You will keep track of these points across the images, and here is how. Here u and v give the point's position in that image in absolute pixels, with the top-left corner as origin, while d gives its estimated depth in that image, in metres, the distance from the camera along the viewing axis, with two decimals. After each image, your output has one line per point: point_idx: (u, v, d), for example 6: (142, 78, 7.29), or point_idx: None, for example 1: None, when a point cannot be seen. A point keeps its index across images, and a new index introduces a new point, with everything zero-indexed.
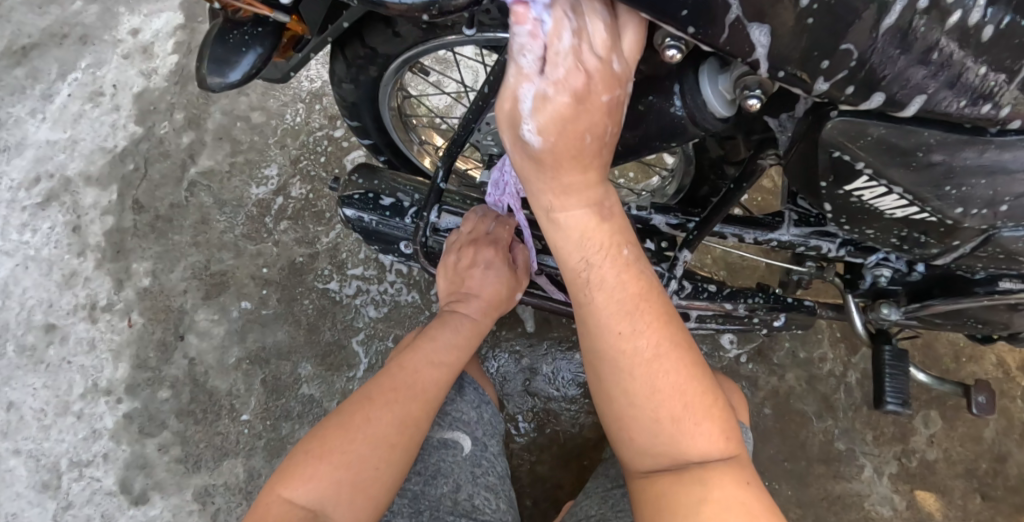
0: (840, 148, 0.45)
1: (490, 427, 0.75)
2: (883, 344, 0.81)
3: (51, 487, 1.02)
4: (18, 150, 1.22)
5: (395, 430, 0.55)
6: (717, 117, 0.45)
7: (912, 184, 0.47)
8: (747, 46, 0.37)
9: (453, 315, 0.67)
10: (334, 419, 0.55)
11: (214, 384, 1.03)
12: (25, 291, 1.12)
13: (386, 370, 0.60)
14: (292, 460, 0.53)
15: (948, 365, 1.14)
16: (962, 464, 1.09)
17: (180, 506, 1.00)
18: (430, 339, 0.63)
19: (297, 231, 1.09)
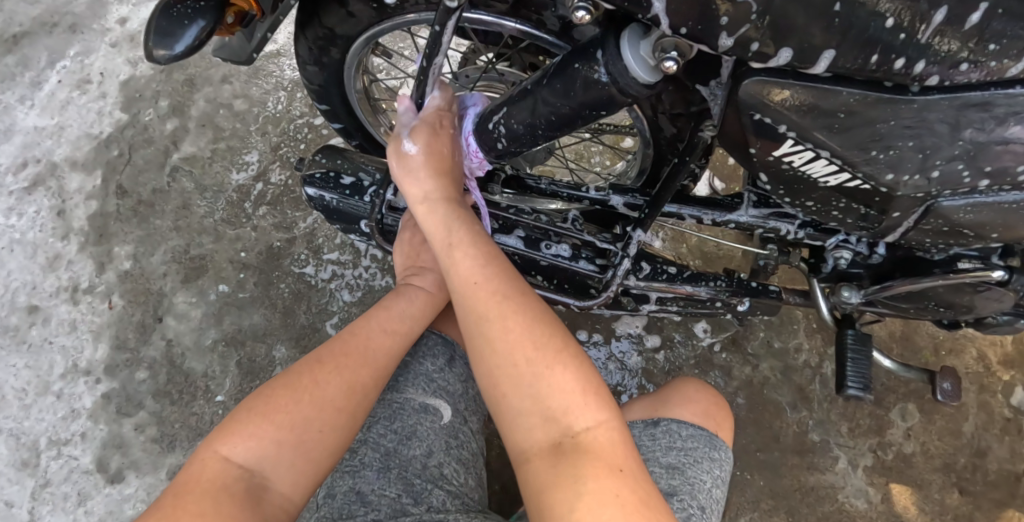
0: (762, 110, 0.45)
1: (472, 403, 0.76)
2: (847, 329, 0.82)
3: (30, 465, 1.05)
4: (7, 136, 1.25)
5: (341, 394, 0.56)
6: (643, 84, 0.45)
7: (840, 146, 0.47)
8: (645, 0, 0.40)
9: (409, 286, 0.67)
10: (280, 382, 0.55)
11: (190, 365, 1.05)
12: (10, 273, 1.14)
13: (338, 337, 0.60)
14: (235, 418, 0.53)
15: (928, 357, 1.14)
16: (939, 458, 1.09)
17: (154, 485, 1.02)
18: (384, 309, 0.64)
19: (275, 216, 1.11)
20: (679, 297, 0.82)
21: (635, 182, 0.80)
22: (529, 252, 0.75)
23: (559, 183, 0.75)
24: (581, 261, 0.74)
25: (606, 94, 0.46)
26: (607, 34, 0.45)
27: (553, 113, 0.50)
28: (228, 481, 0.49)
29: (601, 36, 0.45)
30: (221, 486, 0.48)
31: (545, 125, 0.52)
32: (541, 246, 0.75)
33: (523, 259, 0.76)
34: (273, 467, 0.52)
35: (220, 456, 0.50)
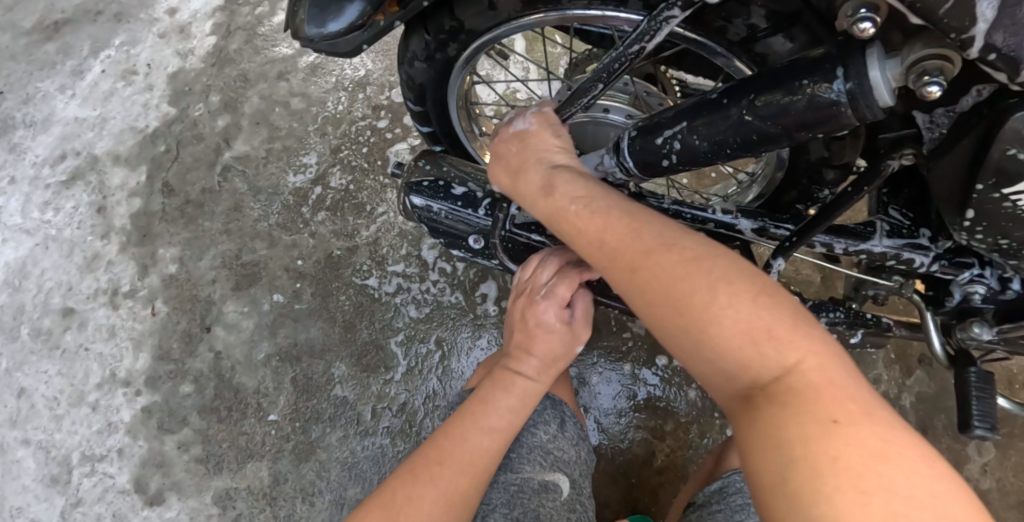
0: (1019, 146, 0.40)
1: (585, 468, 0.69)
2: (967, 368, 0.75)
3: (61, 482, 0.97)
4: (45, 127, 1.18)
5: (438, 510, 0.53)
6: (880, 108, 0.39)
7: None
8: (969, 20, 0.33)
9: (505, 374, 0.61)
10: (379, 497, 0.53)
11: (240, 380, 0.97)
12: (45, 273, 1.07)
13: (433, 440, 0.57)
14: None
15: (1003, 390, 1.08)
16: (1015, 495, 1.03)
17: (198, 510, 0.94)
18: (481, 405, 0.59)
19: (335, 223, 1.04)
20: None
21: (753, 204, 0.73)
22: None
23: (682, 203, 0.69)
24: None
25: (835, 117, 0.40)
26: (850, 51, 0.39)
27: (756, 132, 0.44)
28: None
29: (839, 52, 0.40)
30: None
31: (740, 144, 0.46)
32: None
33: None
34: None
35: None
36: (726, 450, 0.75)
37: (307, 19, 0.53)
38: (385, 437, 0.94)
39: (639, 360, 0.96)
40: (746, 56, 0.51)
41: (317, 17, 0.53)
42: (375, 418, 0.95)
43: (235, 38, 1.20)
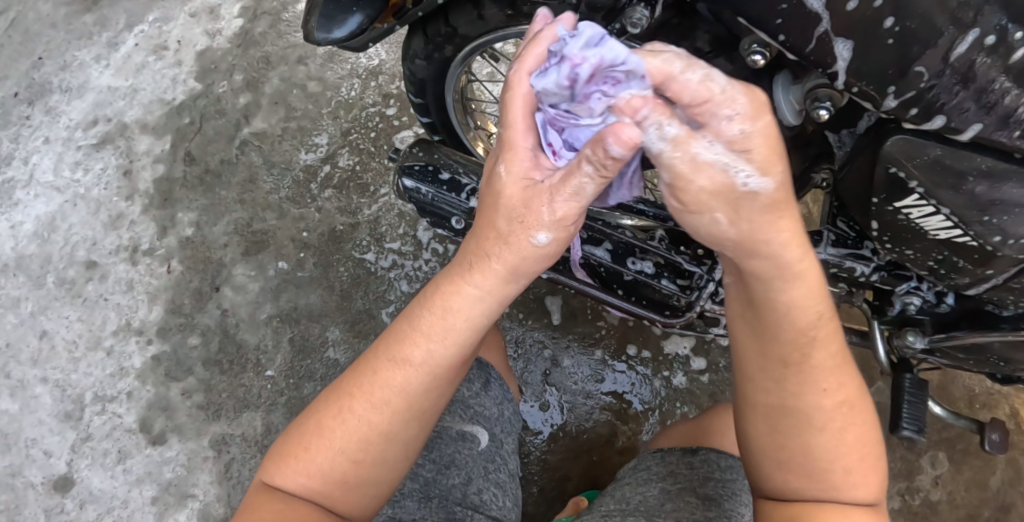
0: (898, 166, 0.48)
1: (507, 426, 0.78)
2: (904, 374, 0.82)
3: (73, 417, 1.07)
4: (80, 92, 1.28)
5: (394, 424, 0.52)
6: (786, 125, 0.54)
7: (961, 206, 0.49)
8: (830, 57, 0.44)
9: (460, 278, 0.50)
10: (335, 397, 0.53)
11: (243, 337, 1.06)
12: (73, 227, 1.16)
13: (385, 347, 0.52)
14: (297, 437, 0.53)
15: (962, 408, 1.14)
16: (965, 509, 1.10)
17: (196, 451, 1.03)
18: (441, 317, 0.50)
19: (340, 201, 1.12)
20: None
21: None
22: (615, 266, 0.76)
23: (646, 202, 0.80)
24: (664, 280, 0.75)
25: None
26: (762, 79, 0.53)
27: None
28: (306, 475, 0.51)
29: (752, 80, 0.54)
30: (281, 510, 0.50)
31: None
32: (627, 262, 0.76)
33: (607, 271, 0.77)
34: (328, 502, 0.52)
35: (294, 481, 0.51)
36: (661, 432, 0.79)
37: (313, 26, 0.60)
38: None
39: (609, 347, 1.03)
40: None
41: (322, 25, 0.60)
42: None
43: (260, 21, 1.29)
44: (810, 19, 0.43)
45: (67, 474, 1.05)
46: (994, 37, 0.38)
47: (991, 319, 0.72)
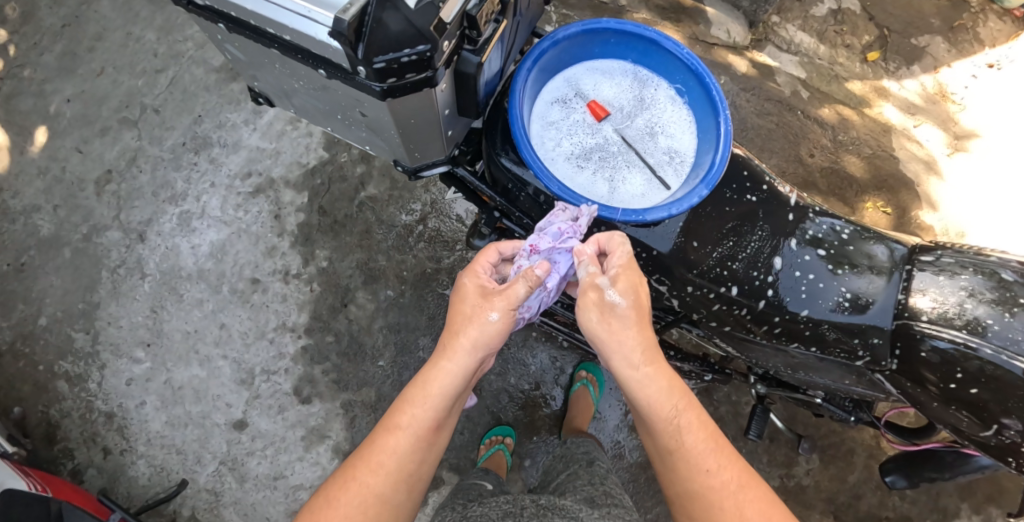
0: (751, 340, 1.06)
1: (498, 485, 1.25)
2: (759, 404, 1.41)
3: (247, 382, 1.63)
4: (236, 148, 1.78)
5: (411, 453, 0.82)
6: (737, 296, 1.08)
7: (770, 358, 1.09)
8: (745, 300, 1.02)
9: (449, 346, 0.85)
10: (369, 447, 0.83)
11: (364, 338, 1.64)
12: (240, 252, 1.69)
13: (402, 399, 0.84)
14: (343, 475, 0.81)
15: (834, 427, 1.70)
16: (825, 492, 1.67)
17: (332, 409, 1.61)
18: (436, 367, 0.84)
19: (429, 251, 1.69)
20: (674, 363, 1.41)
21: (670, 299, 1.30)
22: None
23: None
24: None
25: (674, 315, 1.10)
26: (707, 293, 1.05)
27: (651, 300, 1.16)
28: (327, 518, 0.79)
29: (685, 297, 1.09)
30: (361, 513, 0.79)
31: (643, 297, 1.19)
32: None
33: None
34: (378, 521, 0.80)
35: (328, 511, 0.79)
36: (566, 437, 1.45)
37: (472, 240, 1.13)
38: None
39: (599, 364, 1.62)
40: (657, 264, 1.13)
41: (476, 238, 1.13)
42: None
43: None
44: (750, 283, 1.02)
45: (242, 419, 1.61)
46: (827, 299, 1.01)
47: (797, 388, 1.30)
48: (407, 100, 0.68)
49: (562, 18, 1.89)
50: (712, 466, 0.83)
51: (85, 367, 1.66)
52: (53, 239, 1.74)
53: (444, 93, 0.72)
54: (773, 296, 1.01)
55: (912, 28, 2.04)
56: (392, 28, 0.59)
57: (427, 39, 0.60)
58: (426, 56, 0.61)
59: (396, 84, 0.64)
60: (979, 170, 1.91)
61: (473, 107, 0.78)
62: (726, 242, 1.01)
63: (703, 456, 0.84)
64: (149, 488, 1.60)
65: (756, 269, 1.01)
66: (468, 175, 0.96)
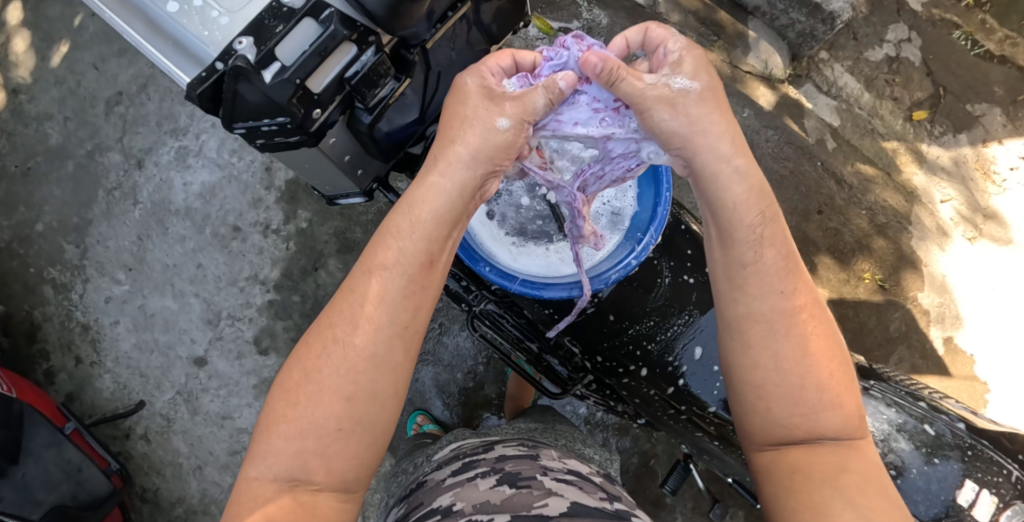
0: (671, 409, 1.20)
1: (474, 432, 1.14)
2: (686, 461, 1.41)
3: (212, 324, 1.71)
4: None
5: (375, 335, 0.80)
6: (663, 376, 1.18)
7: (676, 432, 1.24)
8: (666, 367, 1.18)
9: (412, 199, 0.84)
10: (320, 331, 0.81)
11: (327, 304, 1.71)
12: (228, 198, 1.75)
13: (368, 267, 0.82)
14: (301, 364, 0.81)
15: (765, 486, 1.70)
16: None
17: (285, 366, 1.69)
18: (404, 221, 0.83)
19: None
20: (608, 398, 1.33)
21: (626, 345, 1.20)
22: (540, 350, 1.26)
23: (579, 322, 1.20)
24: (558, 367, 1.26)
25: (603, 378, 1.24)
26: (636, 366, 1.20)
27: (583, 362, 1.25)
28: (255, 503, 0.78)
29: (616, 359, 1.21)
30: (317, 431, 0.79)
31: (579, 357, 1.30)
32: (548, 355, 1.25)
33: (536, 350, 1.26)
34: (331, 421, 0.79)
35: (253, 480, 0.79)
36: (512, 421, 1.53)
37: None
38: None
39: None
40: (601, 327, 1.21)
41: None
42: None
43: None
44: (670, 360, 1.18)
45: (203, 356, 1.70)
46: None
47: (718, 464, 1.26)
48: (283, 151, 0.82)
49: (593, 16, 1.79)
50: (814, 349, 0.84)
51: (71, 277, 1.74)
52: (59, 150, 1.79)
53: (333, 144, 0.85)
54: (681, 384, 1.17)
55: (971, 93, 1.90)
56: (249, 97, 0.74)
57: (278, 107, 0.74)
58: (285, 125, 0.76)
59: (266, 139, 0.79)
60: (1002, 262, 1.79)
61: (375, 152, 0.91)
62: (646, 321, 1.19)
63: (809, 334, 0.84)
64: (111, 402, 1.69)
65: (670, 354, 1.18)
66: (394, 201, 1.05)
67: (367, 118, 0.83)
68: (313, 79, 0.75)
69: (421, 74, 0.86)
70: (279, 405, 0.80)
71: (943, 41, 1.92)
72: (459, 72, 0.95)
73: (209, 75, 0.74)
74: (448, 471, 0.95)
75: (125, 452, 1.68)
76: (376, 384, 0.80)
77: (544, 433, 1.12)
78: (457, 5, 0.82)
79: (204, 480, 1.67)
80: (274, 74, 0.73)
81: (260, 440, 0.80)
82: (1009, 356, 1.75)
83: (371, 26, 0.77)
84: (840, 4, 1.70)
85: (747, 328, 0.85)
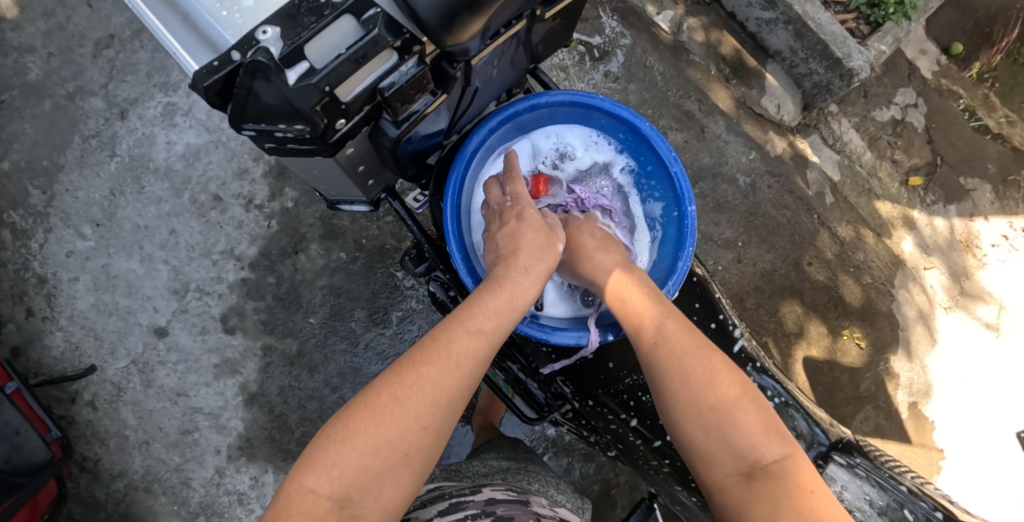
0: (655, 461, 1.19)
1: (444, 473, 1.11)
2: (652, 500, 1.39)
3: (180, 294, 1.63)
4: None
5: (461, 385, 0.88)
6: (653, 427, 1.19)
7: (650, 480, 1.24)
8: (659, 418, 1.19)
9: (501, 289, 0.98)
10: (403, 365, 0.87)
11: (303, 289, 1.65)
12: (213, 164, 1.67)
13: (457, 326, 0.92)
14: (384, 388, 0.84)
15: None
16: None
17: (250, 347, 1.62)
18: (491, 303, 0.96)
19: (394, 227, 1.69)
20: (582, 431, 1.32)
21: (622, 390, 1.20)
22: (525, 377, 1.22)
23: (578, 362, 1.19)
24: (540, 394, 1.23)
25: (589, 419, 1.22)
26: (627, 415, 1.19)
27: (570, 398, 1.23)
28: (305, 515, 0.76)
29: (609, 406, 1.19)
30: (385, 454, 0.81)
31: None
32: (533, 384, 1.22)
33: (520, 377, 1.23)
34: (400, 447, 0.82)
35: (309, 491, 0.78)
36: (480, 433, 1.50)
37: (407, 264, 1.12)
38: (367, 357, 1.66)
39: None
40: (599, 370, 1.20)
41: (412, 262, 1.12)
42: (367, 343, 1.66)
43: None
44: (664, 411, 1.19)
45: (164, 327, 1.62)
46: None
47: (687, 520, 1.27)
48: (295, 155, 0.78)
49: (613, 33, 1.76)
50: (720, 382, 0.94)
51: (32, 225, 1.63)
52: (35, 87, 1.67)
53: (351, 154, 0.81)
54: (672, 437, 1.18)
55: (966, 166, 1.94)
56: (265, 97, 0.69)
57: (299, 113, 0.69)
58: (304, 133, 0.71)
59: (277, 143, 0.75)
60: (975, 339, 1.84)
61: (392, 164, 0.88)
62: (646, 371, 1.20)
63: (719, 375, 0.94)
64: (59, 363, 1.60)
65: None
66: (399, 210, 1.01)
67: (394, 132, 0.79)
68: (342, 88, 0.70)
69: (456, 89, 0.83)
70: (351, 422, 0.82)
71: (945, 111, 1.96)
72: (495, 89, 0.94)
73: (225, 68, 0.68)
74: (433, 510, 0.91)
75: (68, 418, 1.58)
76: (442, 427, 0.86)
77: (518, 474, 1.10)
78: (512, 21, 0.78)
79: (149, 456, 1.59)
80: (299, 75, 0.68)
81: (323, 453, 0.80)
82: (969, 429, 1.79)
83: (417, 35, 0.72)
84: (860, 62, 1.70)
85: (663, 373, 0.97)
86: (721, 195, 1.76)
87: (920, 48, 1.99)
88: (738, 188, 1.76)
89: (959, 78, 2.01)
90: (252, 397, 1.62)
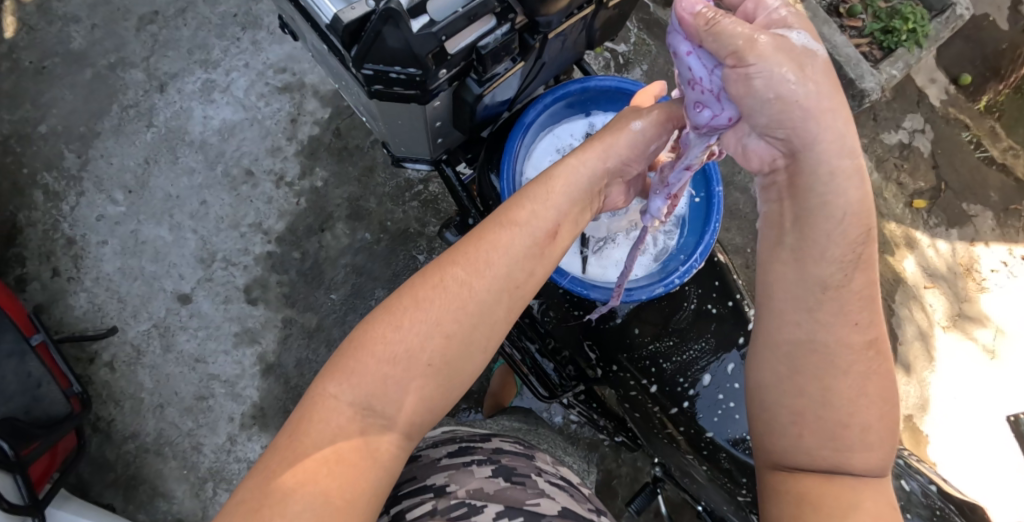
0: (669, 430, 1.22)
1: (461, 424, 1.18)
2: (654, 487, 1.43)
3: (205, 263, 1.67)
4: (280, 39, 1.78)
5: (492, 288, 0.81)
6: (670, 394, 1.22)
7: (666, 453, 1.27)
8: (677, 385, 1.22)
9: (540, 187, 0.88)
10: (433, 267, 0.81)
11: (326, 265, 1.69)
12: (247, 140, 1.72)
13: (492, 225, 0.84)
14: (410, 292, 0.79)
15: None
16: None
17: (270, 319, 1.66)
18: (530, 201, 0.86)
19: (419, 212, 1.74)
20: (599, 410, 1.37)
21: (643, 355, 1.24)
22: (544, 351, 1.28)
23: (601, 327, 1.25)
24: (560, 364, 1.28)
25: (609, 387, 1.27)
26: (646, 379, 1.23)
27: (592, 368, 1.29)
28: (327, 421, 0.74)
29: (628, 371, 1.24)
30: (409, 361, 0.76)
31: None
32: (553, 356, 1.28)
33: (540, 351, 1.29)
34: (426, 354, 0.77)
35: (330, 397, 0.75)
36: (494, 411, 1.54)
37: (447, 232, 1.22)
38: None
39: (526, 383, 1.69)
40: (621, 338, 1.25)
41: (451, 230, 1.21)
42: None
43: None
44: (681, 379, 1.22)
45: (188, 294, 1.66)
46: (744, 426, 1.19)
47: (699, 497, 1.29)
48: (391, 100, 0.84)
49: (639, 42, 1.84)
50: (868, 392, 0.82)
51: (65, 187, 1.67)
52: (79, 55, 1.72)
53: (436, 107, 0.88)
54: (687, 405, 1.21)
55: (969, 193, 2.03)
56: (391, 41, 0.73)
57: (416, 60, 0.75)
58: (415, 77, 0.77)
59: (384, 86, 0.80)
60: (972, 357, 1.90)
61: (462, 125, 0.95)
62: (666, 339, 1.24)
63: (860, 379, 0.82)
64: (81, 322, 1.63)
65: (683, 375, 1.22)
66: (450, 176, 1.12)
67: (478, 90, 0.86)
68: (451, 41, 0.76)
69: (531, 60, 0.90)
70: (375, 327, 0.77)
71: (951, 139, 2.05)
72: (554, 68, 1.02)
73: (360, 11, 0.73)
74: (444, 451, 0.96)
75: (86, 377, 1.61)
76: (474, 334, 0.80)
77: (528, 434, 1.16)
78: (584, 5, 0.86)
79: (163, 420, 1.62)
80: (422, 25, 0.73)
81: (345, 361, 0.76)
82: (963, 442, 1.85)
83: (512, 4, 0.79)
84: (873, 84, 1.79)
85: (804, 356, 0.82)
86: (732, 203, 1.83)
87: (929, 78, 2.09)
88: (749, 197, 1.83)
89: (965, 109, 2.11)
90: (269, 367, 1.65)
